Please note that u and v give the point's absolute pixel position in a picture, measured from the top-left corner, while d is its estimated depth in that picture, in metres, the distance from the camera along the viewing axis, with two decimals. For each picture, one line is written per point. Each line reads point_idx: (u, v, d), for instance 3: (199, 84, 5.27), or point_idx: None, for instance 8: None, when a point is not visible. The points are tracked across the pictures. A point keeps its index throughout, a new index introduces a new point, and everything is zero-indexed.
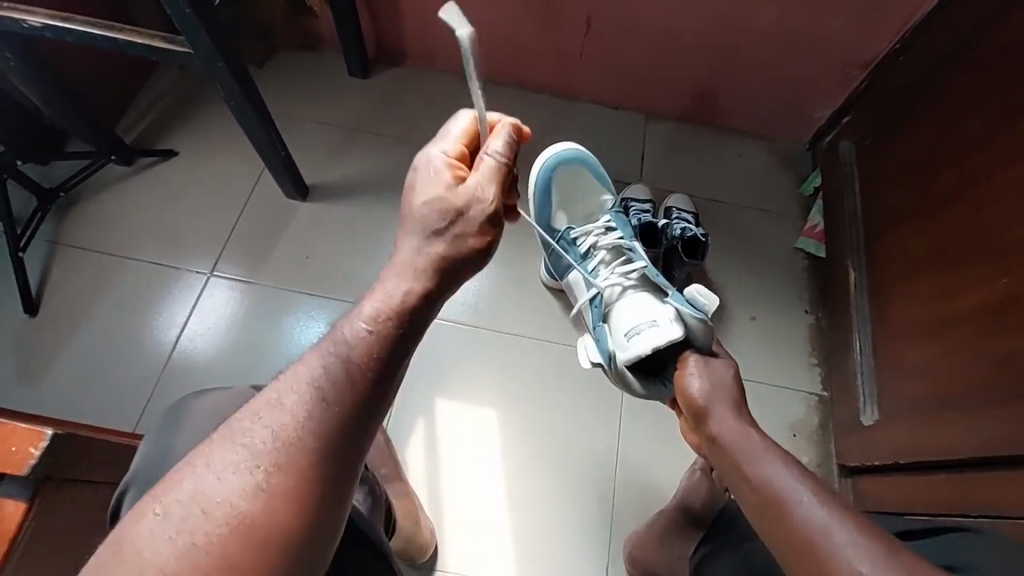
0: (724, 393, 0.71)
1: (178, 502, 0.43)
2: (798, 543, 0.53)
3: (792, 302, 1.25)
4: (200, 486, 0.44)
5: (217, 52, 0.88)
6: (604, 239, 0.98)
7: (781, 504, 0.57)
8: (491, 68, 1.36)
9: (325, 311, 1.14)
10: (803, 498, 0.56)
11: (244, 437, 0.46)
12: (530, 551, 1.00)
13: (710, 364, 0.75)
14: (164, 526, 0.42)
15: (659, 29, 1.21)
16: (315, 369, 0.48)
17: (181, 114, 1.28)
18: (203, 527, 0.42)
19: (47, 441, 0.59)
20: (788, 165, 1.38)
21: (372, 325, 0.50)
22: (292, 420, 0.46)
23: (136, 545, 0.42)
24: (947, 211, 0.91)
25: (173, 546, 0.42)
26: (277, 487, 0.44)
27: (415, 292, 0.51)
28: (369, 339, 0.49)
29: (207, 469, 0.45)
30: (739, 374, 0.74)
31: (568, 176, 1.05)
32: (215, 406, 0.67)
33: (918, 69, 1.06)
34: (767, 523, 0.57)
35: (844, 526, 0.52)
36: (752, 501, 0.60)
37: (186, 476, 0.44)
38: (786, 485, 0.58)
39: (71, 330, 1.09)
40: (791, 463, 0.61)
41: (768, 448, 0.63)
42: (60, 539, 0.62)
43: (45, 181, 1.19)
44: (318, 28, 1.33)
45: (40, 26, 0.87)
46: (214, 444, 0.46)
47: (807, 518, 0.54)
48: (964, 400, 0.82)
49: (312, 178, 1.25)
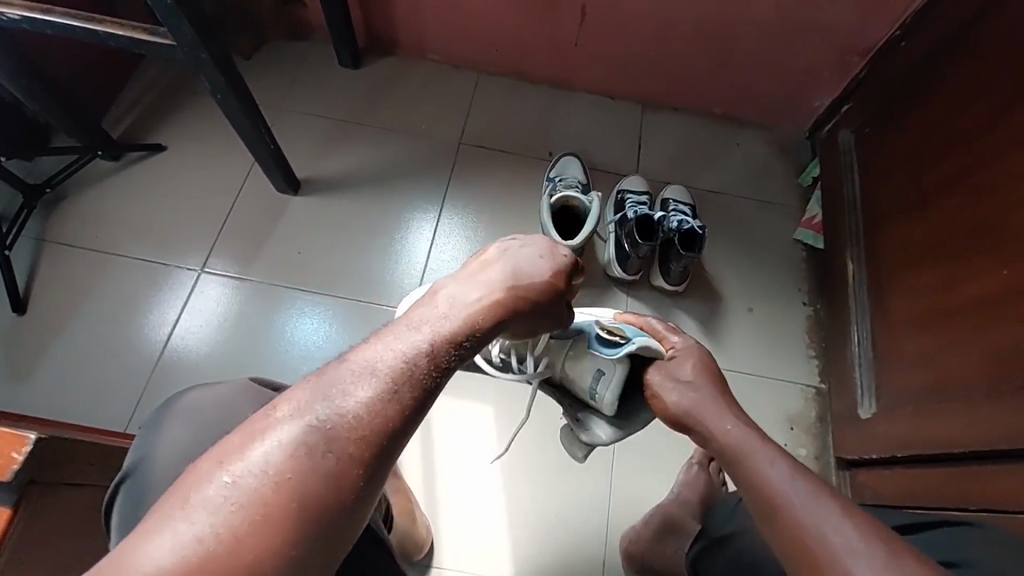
0: (706, 391, 0.67)
1: (245, 470, 0.40)
2: (796, 552, 0.50)
3: (790, 294, 1.24)
4: (261, 456, 0.41)
5: (201, 43, 0.86)
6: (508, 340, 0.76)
7: (777, 507, 0.53)
8: (484, 58, 1.34)
9: (321, 306, 1.13)
10: (797, 499, 0.53)
11: (309, 413, 0.43)
12: (524, 546, 0.99)
13: (667, 367, 0.70)
14: (228, 499, 0.39)
15: (654, 17, 1.18)
16: (396, 358, 0.45)
17: (169, 107, 1.26)
18: (266, 504, 0.39)
19: (30, 446, 0.56)
20: (786, 154, 1.37)
21: (448, 337, 0.48)
22: (365, 406, 0.43)
23: (199, 503, 0.39)
24: (947, 200, 0.90)
25: (241, 512, 0.39)
26: (327, 458, 0.41)
27: (486, 310, 0.50)
28: (433, 348, 0.47)
29: (267, 441, 0.41)
30: (713, 363, 0.71)
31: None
32: (218, 402, 0.66)
33: (918, 56, 1.04)
34: (768, 528, 0.53)
35: (841, 530, 0.49)
36: (749, 501, 0.56)
37: (250, 444, 0.41)
38: (783, 485, 0.54)
39: (66, 325, 1.08)
40: (784, 460, 0.57)
41: (763, 447, 0.59)
42: (43, 543, 0.62)
43: (30, 176, 1.17)
44: (308, 18, 1.31)
45: (17, 18, 0.84)
46: (279, 412, 0.43)
47: (803, 520, 0.51)
48: (963, 392, 0.81)
49: (303, 172, 1.23)
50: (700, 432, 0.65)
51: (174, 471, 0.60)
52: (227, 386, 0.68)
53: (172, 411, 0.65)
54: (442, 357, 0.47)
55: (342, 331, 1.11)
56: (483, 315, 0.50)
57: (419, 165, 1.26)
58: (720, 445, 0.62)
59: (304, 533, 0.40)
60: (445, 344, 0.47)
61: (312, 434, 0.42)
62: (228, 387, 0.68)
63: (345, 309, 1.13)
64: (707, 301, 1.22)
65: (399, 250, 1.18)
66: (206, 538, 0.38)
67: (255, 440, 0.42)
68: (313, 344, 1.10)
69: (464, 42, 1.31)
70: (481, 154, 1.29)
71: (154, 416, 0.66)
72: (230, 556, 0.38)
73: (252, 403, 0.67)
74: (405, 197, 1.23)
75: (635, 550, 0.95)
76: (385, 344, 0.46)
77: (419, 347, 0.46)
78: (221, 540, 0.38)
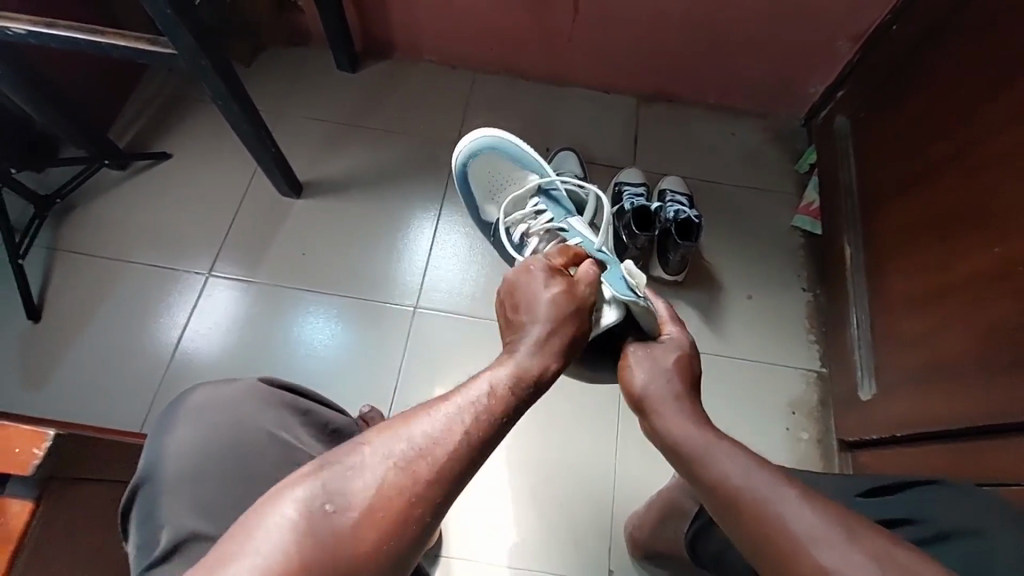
0: (667, 384, 0.67)
1: (304, 499, 0.45)
2: (760, 543, 0.51)
3: (789, 279, 1.25)
4: (322, 484, 0.46)
5: (201, 50, 0.88)
6: (536, 225, 0.89)
7: (738, 500, 0.54)
8: (480, 57, 1.36)
9: (330, 304, 1.15)
10: (761, 491, 0.53)
11: (373, 452, 0.48)
12: (532, 536, 1.01)
13: (652, 349, 0.69)
14: (287, 520, 0.44)
15: (646, 10, 1.20)
16: (457, 413, 0.50)
17: (172, 116, 1.29)
18: (328, 534, 0.44)
19: (50, 442, 0.60)
20: (782, 141, 1.37)
21: (508, 386, 0.53)
22: (427, 447, 0.48)
23: (265, 528, 0.44)
24: (940, 181, 0.91)
25: (299, 536, 0.44)
26: (385, 489, 0.46)
27: (528, 375, 0.55)
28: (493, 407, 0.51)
29: (330, 474, 0.47)
30: (685, 360, 0.69)
31: (488, 164, 0.99)
32: (220, 403, 0.67)
33: (910, 39, 1.05)
34: (732, 524, 0.54)
35: (803, 516, 0.50)
36: (712, 500, 0.56)
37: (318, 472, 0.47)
38: (741, 480, 0.55)
39: (80, 333, 1.11)
40: (740, 452, 0.58)
41: (717, 441, 0.59)
42: (64, 535, 0.64)
43: (40, 188, 1.20)
44: (306, 24, 1.33)
45: (23, 32, 0.87)
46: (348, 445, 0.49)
47: (766, 509, 0.52)
48: (958, 368, 0.83)
49: (304, 175, 1.26)
50: (653, 421, 0.65)
51: (184, 474, 0.62)
52: (230, 386, 0.69)
53: (177, 415, 0.66)
54: (508, 404, 0.52)
55: (348, 331, 1.13)
56: (537, 366, 0.56)
57: (418, 164, 1.28)
58: (671, 444, 0.62)
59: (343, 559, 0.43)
60: (499, 404, 0.52)
61: (380, 474, 0.47)
62: (229, 387, 0.69)
63: (350, 309, 1.15)
64: (706, 289, 1.23)
65: (402, 250, 1.20)
66: (276, 558, 0.42)
67: (321, 468, 0.47)
68: (322, 345, 1.12)
69: (459, 42, 1.33)
70: None
71: (162, 416, 0.67)
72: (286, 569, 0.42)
73: (249, 405, 0.68)
74: (406, 197, 1.25)
75: (638, 535, 0.97)
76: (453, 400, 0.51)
77: (484, 399, 0.52)
78: (286, 552, 0.43)
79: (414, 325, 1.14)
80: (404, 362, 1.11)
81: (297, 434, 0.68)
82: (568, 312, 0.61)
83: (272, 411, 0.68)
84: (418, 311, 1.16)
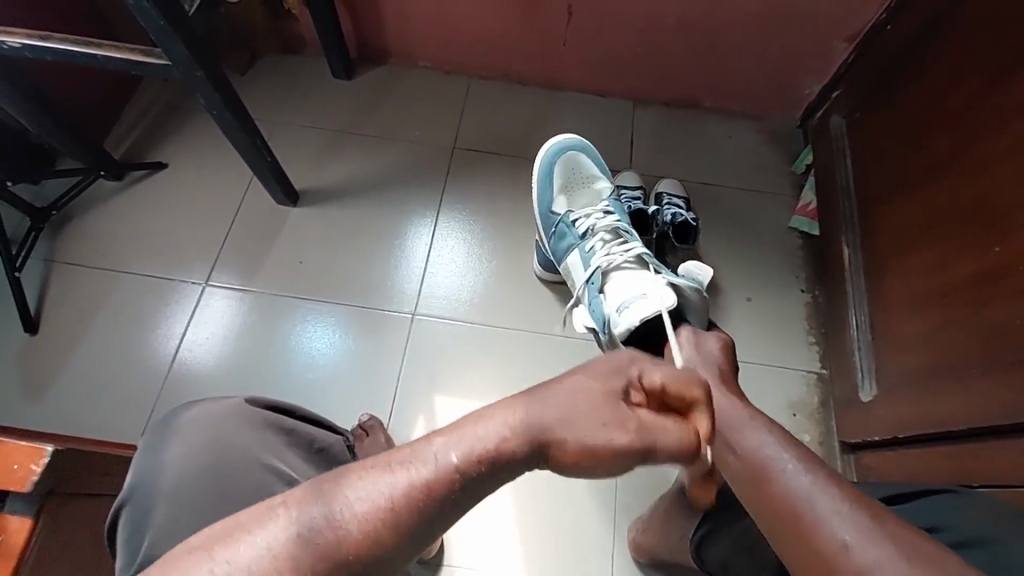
0: (711, 364, 0.71)
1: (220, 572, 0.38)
2: (780, 514, 0.52)
3: (788, 281, 1.25)
4: (242, 555, 0.39)
5: (194, 60, 0.88)
6: (603, 222, 1.04)
7: (766, 476, 0.55)
8: (476, 62, 1.36)
9: (327, 313, 1.15)
10: (786, 466, 0.55)
11: (298, 519, 0.40)
12: (535, 544, 1.01)
13: (698, 337, 0.76)
14: None
15: (640, 13, 1.20)
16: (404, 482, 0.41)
17: (168, 126, 1.29)
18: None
19: (48, 457, 0.59)
20: (778, 142, 1.37)
21: (472, 463, 0.42)
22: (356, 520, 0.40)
23: None
24: (938, 181, 0.91)
25: None
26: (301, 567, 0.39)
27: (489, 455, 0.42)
28: (452, 477, 0.41)
29: (251, 541, 0.39)
30: (730, 345, 0.74)
31: (567, 162, 1.10)
32: (211, 419, 0.67)
33: (905, 40, 1.05)
34: (753, 497, 0.55)
35: (827, 495, 0.51)
36: (738, 470, 0.57)
37: (239, 537, 0.40)
38: (772, 452, 0.57)
39: (76, 345, 1.10)
40: (773, 430, 0.60)
41: (754, 420, 0.61)
42: (64, 552, 0.64)
43: (37, 201, 1.20)
44: (300, 31, 1.33)
45: (18, 46, 0.87)
46: (279, 506, 0.41)
47: (791, 486, 0.53)
48: (958, 369, 0.83)
49: (300, 183, 1.25)
50: None
51: (175, 491, 0.62)
52: (225, 403, 0.69)
53: (168, 430, 0.67)
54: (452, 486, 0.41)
55: (344, 341, 1.13)
56: (499, 449, 0.42)
57: (414, 170, 1.28)
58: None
59: None
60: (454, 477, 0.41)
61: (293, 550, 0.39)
62: (220, 404, 0.69)
63: (347, 318, 1.15)
64: (705, 292, 1.23)
65: (399, 258, 1.20)
66: None
67: (244, 534, 0.40)
68: (317, 356, 1.12)
69: (454, 48, 1.33)
70: (475, 157, 1.30)
71: (154, 433, 0.67)
72: None
73: (241, 421, 0.68)
74: (403, 204, 1.25)
75: (641, 541, 0.96)
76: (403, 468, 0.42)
77: (446, 465, 0.42)
78: None
79: (412, 333, 1.14)
80: (401, 372, 1.11)
81: (286, 453, 0.68)
82: (598, 423, 0.43)
83: (258, 430, 0.68)
84: (416, 318, 1.15)
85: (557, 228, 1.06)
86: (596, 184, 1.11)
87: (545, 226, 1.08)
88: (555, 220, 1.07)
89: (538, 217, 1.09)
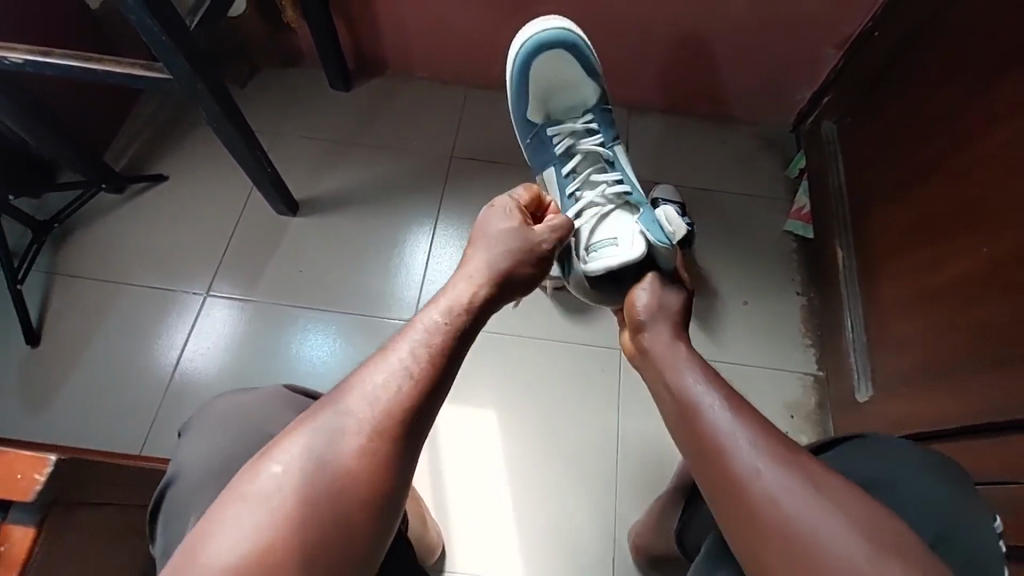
0: (668, 313, 0.74)
1: (290, 457, 0.50)
2: (702, 446, 0.57)
3: (783, 284, 1.26)
4: (299, 447, 0.51)
5: (196, 74, 0.89)
6: (583, 142, 1.00)
7: (693, 411, 0.59)
8: (471, 73, 1.38)
9: (325, 321, 1.16)
10: (711, 405, 0.59)
11: (341, 402, 0.53)
12: (537, 549, 1.01)
13: (664, 287, 0.77)
14: (258, 488, 0.49)
15: (633, 21, 1.22)
16: (416, 348, 0.56)
17: (168, 139, 1.30)
18: (352, 462, 0.50)
19: (51, 467, 0.59)
20: (771, 147, 1.39)
21: (461, 307, 0.60)
22: (383, 386, 0.53)
23: (256, 492, 0.49)
24: (929, 182, 0.92)
25: (284, 498, 0.49)
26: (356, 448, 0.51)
27: (479, 293, 0.62)
28: (442, 328, 0.58)
29: (306, 433, 0.52)
30: (691, 300, 0.76)
31: (549, 59, 1.01)
32: (246, 409, 0.70)
33: (892, 44, 1.07)
34: (683, 429, 0.60)
35: (744, 428, 0.56)
36: (671, 406, 0.63)
37: (292, 438, 0.52)
38: (699, 394, 0.60)
39: (79, 358, 1.11)
40: (709, 376, 0.63)
41: (689, 358, 0.66)
42: (67, 559, 0.65)
43: (38, 213, 1.22)
44: (298, 44, 1.35)
45: (21, 62, 0.88)
46: (320, 405, 0.54)
47: (714, 423, 0.57)
48: (951, 368, 0.84)
49: (300, 194, 1.27)
50: (643, 341, 0.72)
51: (204, 477, 0.64)
52: (257, 394, 0.72)
53: (204, 420, 0.70)
54: (459, 324, 0.59)
55: (343, 346, 1.14)
56: (470, 293, 0.62)
57: (413, 180, 1.30)
58: (651, 355, 0.70)
59: (332, 512, 0.48)
60: (449, 331, 0.58)
61: (352, 417, 0.52)
62: (254, 396, 0.72)
63: (346, 326, 1.15)
64: (702, 296, 1.24)
65: (400, 266, 1.21)
66: (268, 514, 0.48)
67: (294, 434, 0.52)
68: (319, 361, 1.12)
69: (451, 58, 1.35)
70: (472, 166, 1.32)
71: (195, 421, 0.71)
72: (281, 534, 0.47)
73: (270, 410, 0.70)
74: (401, 213, 1.26)
75: (641, 543, 0.97)
76: (404, 340, 0.56)
77: (434, 324, 0.58)
78: (276, 516, 0.48)
79: None
80: None
81: None
82: (514, 244, 0.68)
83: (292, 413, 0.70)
84: None
85: (536, 137, 1.04)
86: (582, 88, 1.04)
87: (524, 134, 1.06)
88: (534, 130, 1.05)
89: (516, 125, 1.06)
